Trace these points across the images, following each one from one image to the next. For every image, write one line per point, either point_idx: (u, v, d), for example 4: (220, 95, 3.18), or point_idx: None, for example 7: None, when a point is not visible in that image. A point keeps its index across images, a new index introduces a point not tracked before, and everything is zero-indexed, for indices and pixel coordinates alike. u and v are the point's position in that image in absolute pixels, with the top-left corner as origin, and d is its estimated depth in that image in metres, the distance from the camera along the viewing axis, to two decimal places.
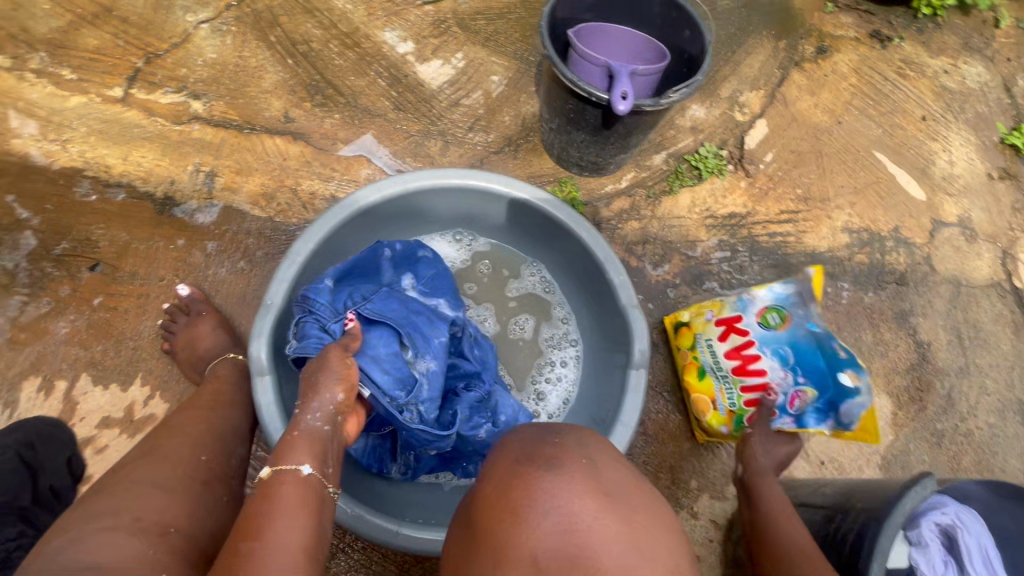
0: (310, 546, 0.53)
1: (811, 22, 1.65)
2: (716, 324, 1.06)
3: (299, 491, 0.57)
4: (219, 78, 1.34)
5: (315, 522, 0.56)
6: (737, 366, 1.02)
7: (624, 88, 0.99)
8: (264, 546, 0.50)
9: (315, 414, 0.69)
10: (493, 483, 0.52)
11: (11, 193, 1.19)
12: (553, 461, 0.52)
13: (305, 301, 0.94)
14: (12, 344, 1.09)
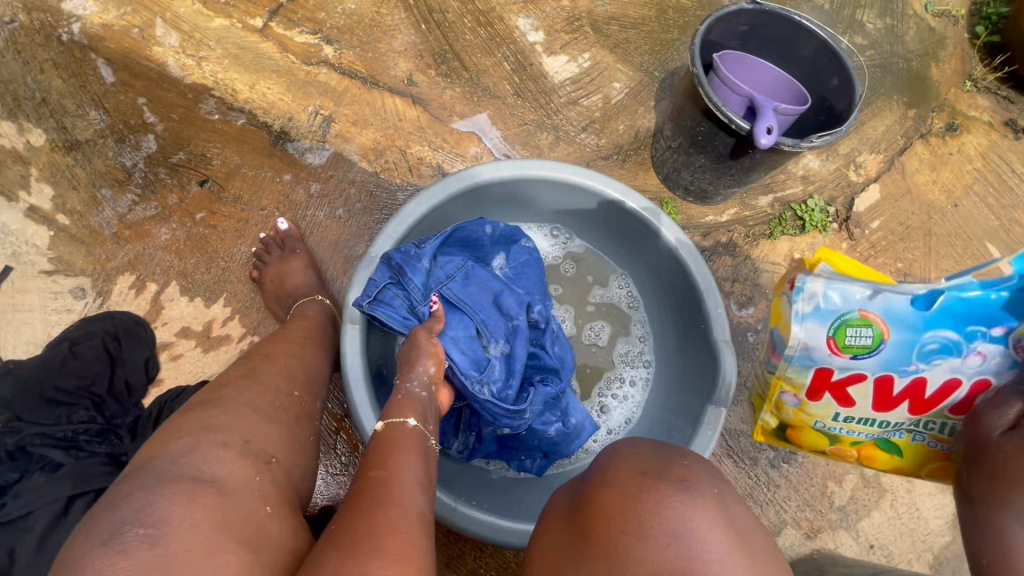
0: (426, 487, 0.55)
1: (946, 97, 1.57)
2: (814, 395, 0.89)
3: (408, 441, 0.58)
4: (354, 29, 1.34)
5: (428, 463, 0.58)
6: (876, 400, 0.86)
7: (770, 122, 0.98)
8: (391, 474, 0.53)
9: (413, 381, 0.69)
10: (617, 491, 0.56)
11: (143, 96, 1.23)
12: (681, 484, 0.56)
13: (399, 270, 0.90)
14: (116, 239, 1.13)
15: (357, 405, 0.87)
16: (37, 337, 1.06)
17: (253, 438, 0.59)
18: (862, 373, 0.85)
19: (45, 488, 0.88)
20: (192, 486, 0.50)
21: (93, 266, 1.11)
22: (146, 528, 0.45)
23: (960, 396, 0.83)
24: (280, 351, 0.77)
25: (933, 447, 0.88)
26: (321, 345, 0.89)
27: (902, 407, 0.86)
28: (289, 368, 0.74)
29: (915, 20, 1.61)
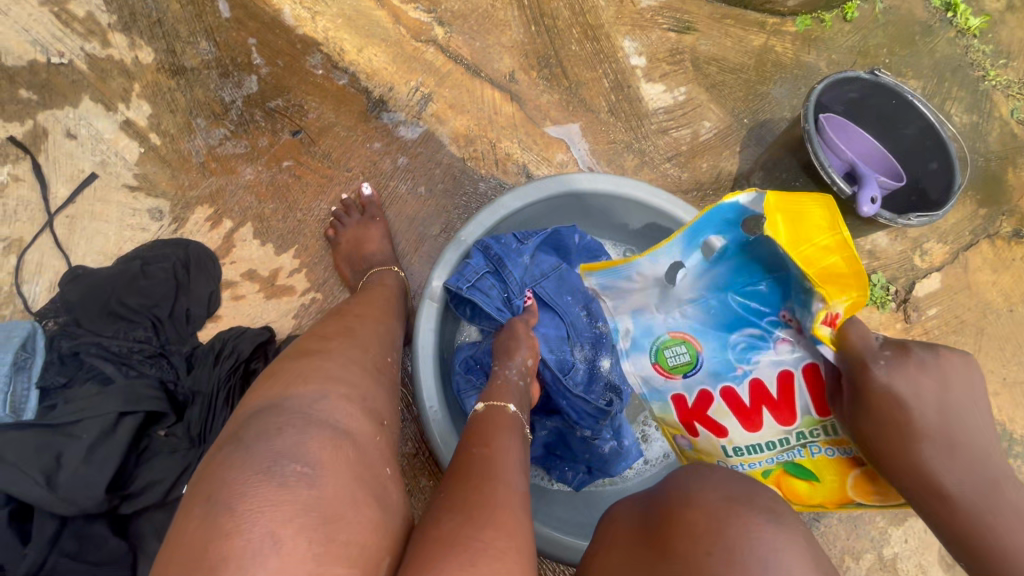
0: (522, 468, 0.59)
1: (1018, 202, 1.59)
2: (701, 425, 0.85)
3: (502, 423, 0.66)
4: (467, 16, 1.35)
5: (524, 448, 0.64)
6: (756, 408, 0.79)
7: (874, 192, 1.00)
8: (497, 454, 0.59)
9: (512, 370, 0.79)
10: (701, 504, 0.56)
11: (253, 37, 1.23)
12: (770, 512, 0.54)
13: (499, 261, 0.94)
14: (202, 169, 1.13)
15: (422, 381, 0.87)
16: (109, 248, 1.08)
17: (366, 398, 0.63)
18: (706, 389, 0.84)
19: (99, 399, 0.88)
20: (326, 435, 0.55)
21: (175, 190, 1.11)
22: (303, 466, 0.51)
23: (805, 396, 0.76)
24: (373, 314, 0.81)
25: (833, 456, 0.73)
26: (401, 317, 0.89)
27: (767, 418, 0.78)
28: (384, 333, 0.78)
29: (1000, 122, 1.63)
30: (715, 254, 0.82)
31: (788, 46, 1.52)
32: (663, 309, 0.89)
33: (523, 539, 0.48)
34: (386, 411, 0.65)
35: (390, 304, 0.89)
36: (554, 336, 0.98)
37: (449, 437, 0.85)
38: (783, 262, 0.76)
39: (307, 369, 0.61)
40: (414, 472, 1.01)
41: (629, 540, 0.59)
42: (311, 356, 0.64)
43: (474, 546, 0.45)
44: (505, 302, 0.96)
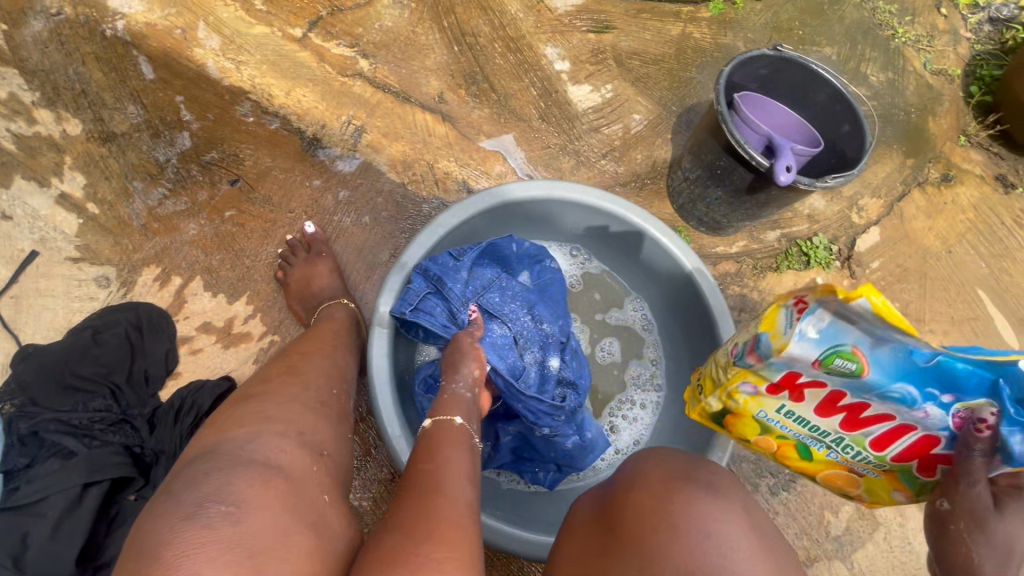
0: (471, 474, 0.63)
1: (941, 149, 1.67)
2: (760, 390, 0.77)
3: (450, 433, 0.69)
4: (390, 45, 1.39)
5: (472, 456, 0.68)
6: (826, 408, 0.74)
7: (789, 161, 1.05)
8: (439, 468, 0.61)
9: (459, 383, 0.80)
10: (640, 488, 0.58)
11: (181, 94, 1.25)
12: (705, 485, 0.57)
13: (438, 281, 0.97)
14: (145, 231, 1.14)
15: (381, 408, 0.88)
16: (58, 322, 1.08)
17: (304, 434, 0.64)
18: (797, 372, 0.72)
19: (61, 475, 0.89)
20: (260, 471, 0.56)
21: (120, 256, 1.12)
22: (235, 503, 0.51)
23: (881, 429, 0.74)
24: (316, 349, 0.82)
25: (837, 459, 0.81)
26: (351, 347, 0.91)
27: (837, 418, 0.75)
28: (327, 366, 0.79)
29: (915, 76, 1.71)
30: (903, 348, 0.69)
31: (705, 31, 1.59)
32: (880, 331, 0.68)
33: (472, 547, 0.50)
34: (327, 443, 0.66)
35: (337, 337, 0.90)
36: (501, 340, 0.99)
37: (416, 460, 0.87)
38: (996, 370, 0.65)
39: (241, 414, 0.63)
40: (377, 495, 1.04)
41: (588, 525, 0.61)
42: (253, 401, 0.66)
43: (420, 559, 0.46)
44: (450, 318, 0.99)
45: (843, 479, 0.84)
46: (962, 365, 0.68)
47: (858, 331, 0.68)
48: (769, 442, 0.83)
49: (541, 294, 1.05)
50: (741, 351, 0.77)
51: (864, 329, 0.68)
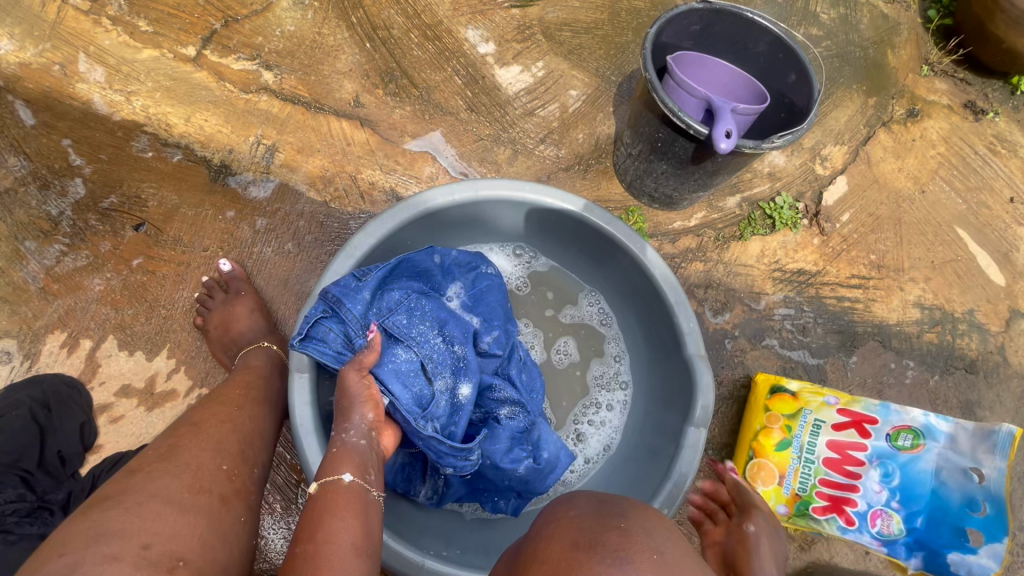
0: (360, 544, 0.59)
1: (904, 83, 1.56)
2: (839, 413, 1.07)
3: (344, 496, 0.63)
4: (295, 51, 1.27)
5: (368, 518, 0.63)
6: (836, 458, 1.06)
7: (729, 125, 0.95)
8: (321, 552, 0.56)
9: (350, 433, 0.73)
10: (548, 561, 0.50)
11: (69, 136, 1.14)
12: (619, 553, 0.49)
13: (336, 304, 0.85)
14: (44, 294, 1.04)
15: (307, 460, 0.80)
16: None
17: (156, 541, 0.58)
18: (865, 447, 1.04)
19: None
20: None
21: (19, 326, 1.02)
22: None
23: (842, 478, 1.04)
24: (211, 419, 0.78)
25: (787, 474, 1.07)
26: (255, 406, 0.85)
27: (831, 455, 1.06)
28: (219, 440, 0.74)
29: (868, 7, 1.61)
30: (960, 493, 0.99)
31: None
32: (933, 454, 1.02)
33: None
34: (189, 545, 0.60)
35: (245, 396, 0.86)
36: (406, 366, 0.86)
37: None
38: (957, 538, 0.98)
39: (76, 530, 0.56)
40: None
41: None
42: (107, 505, 0.59)
43: None
44: (347, 344, 0.86)
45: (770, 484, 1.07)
46: (956, 510, 0.99)
47: (933, 449, 1.02)
48: (774, 424, 1.09)
49: (478, 306, 0.97)
50: (887, 403, 1.06)
51: (931, 450, 1.02)
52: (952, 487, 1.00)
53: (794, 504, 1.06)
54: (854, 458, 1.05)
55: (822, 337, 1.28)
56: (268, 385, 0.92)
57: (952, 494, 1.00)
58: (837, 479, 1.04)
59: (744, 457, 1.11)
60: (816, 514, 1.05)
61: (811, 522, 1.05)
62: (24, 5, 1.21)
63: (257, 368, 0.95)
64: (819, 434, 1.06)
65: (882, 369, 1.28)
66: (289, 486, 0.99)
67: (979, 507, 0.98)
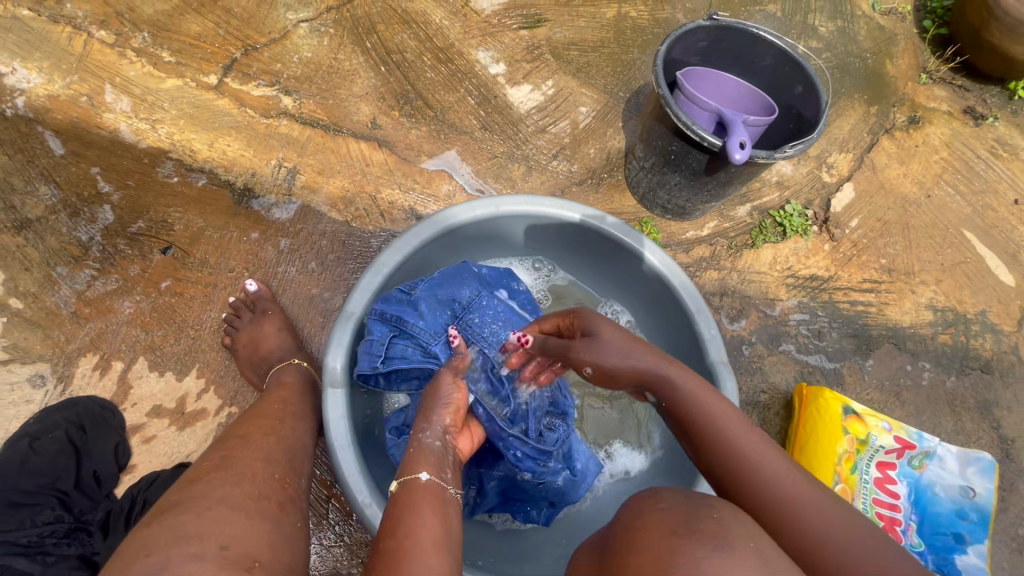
0: (441, 540, 0.57)
1: (904, 91, 1.60)
2: (892, 437, 1.08)
3: (421, 493, 0.63)
4: (312, 77, 1.31)
5: (448, 514, 0.62)
6: (880, 478, 1.07)
7: (742, 137, 0.98)
8: (403, 546, 0.55)
9: (428, 433, 0.75)
10: (647, 549, 0.51)
11: (97, 165, 1.18)
12: (720, 539, 0.49)
13: (399, 321, 0.93)
14: (76, 318, 1.06)
15: (345, 474, 0.82)
16: None
17: (232, 542, 0.60)
18: (892, 468, 1.07)
19: None
20: None
21: (53, 349, 1.04)
22: None
23: (886, 498, 1.05)
24: (257, 432, 0.80)
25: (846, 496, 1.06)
26: (295, 418, 0.88)
27: (877, 477, 1.07)
28: (269, 450, 0.76)
29: (865, 20, 1.66)
30: (957, 506, 1.04)
31: (641, 9, 1.51)
32: (937, 472, 1.06)
33: None
34: (261, 547, 0.61)
35: (283, 411, 0.88)
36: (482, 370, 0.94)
37: None
38: (960, 552, 1.01)
39: (152, 534, 0.58)
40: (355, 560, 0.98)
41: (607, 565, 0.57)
42: (178, 511, 0.61)
43: None
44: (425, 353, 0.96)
45: None
46: (952, 522, 1.03)
47: (936, 467, 1.06)
48: (842, 448, 1.09)
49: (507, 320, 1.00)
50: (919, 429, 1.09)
51: (936, 469, 1.06)
52: (946, 500, 1.04)
53: None
54: (887, 478, 1.07)
55: (837, 342, 1.30)
56: (304, 399, 0.94)
57: (953, 508, 1.04)
58: (884, 497, 1.05)
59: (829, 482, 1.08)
60: None
61: None
62: (52, 40, 1.25)
63: (290, 384, 0.97)
64: (875, 458, 1.08)
65: (898, 372, 1.30)
66: (319, 501, 1.00)
67: (971, 518, 1.02)
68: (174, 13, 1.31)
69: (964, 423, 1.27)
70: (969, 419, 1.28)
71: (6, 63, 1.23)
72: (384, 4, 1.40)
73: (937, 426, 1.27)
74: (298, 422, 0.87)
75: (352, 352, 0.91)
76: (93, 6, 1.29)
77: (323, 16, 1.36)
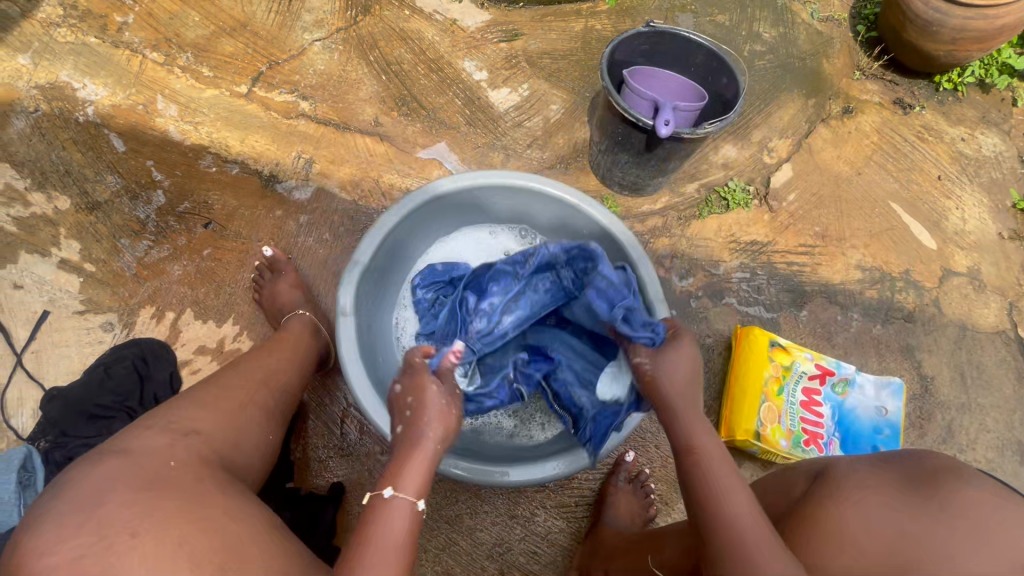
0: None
1: (838, 86, 1.83)
2: (813, 365, 1.29)
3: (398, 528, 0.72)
4: (325, 85, 1.58)
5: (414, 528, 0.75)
6: (806, 400, 1.27)
7: (668, 116, 1.21)
8: None
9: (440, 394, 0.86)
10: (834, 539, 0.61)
11: (151, 159, 1.44)
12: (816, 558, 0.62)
13: None
14: (137, 278, 1.31)
15: (354, 383, 1.05)
16: (74, 367, 1.22)
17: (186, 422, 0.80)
18: (815, 391, 1.28)
19: None
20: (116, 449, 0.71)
21: (119, 302, 1.28)
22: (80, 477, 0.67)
23: (811, 415, 1.25)
24: (248, 359, 1.03)
25: (778, 415, 1.24)
26: (295, 351, 1.11)
27: (805, 398, 1.27)
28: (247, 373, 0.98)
29: (804, 26, 1.90)
30: (869, 422, 1.26)
31: (605, 23, 1.78)
32: (852, 395, 1.29)
33: None
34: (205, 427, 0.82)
35: (279, 347, 1.10)
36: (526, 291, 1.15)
37: (391, 422, 1.04)
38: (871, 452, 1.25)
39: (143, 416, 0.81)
40: (366, 471, 1.19)
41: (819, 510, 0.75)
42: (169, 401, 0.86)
43: None
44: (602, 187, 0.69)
45: (770, 423, 1.23)
46: (864, 434, 1.26)
47: (851, 390, 1.29)
48: (774, 373, 1.27)
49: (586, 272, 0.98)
50: (834, 358, 1.32)
51: (851, 392, 1.29)
52: (862, 417, 1.27)
53: (791, 437, 1.23)
54: (812, 399, 1.27)
55: (774, 296, 1.49)
56: (299, 339, 1.15)
57: (865, 424, 1.27)
58: (809, 415, 1.25)
59: (757, 402, 1.25)
60: (805, 448, 1.23)
61: (803, 454, 1.22)
62: (114, 61, 1.53)
63: (293, 329, 1.18)
64: (800, 382, 1.27)
65: (829, 320, 1.50)
66: (334, 421, 1.22)
67: (881, 429, 1.26)
68: (212, 36, 1.59)
69: (887, 363, 1.47)
70: (893, 360, 1.48)
71: (78, 80, 1.50)
72: (385, 25, 1.67)
73: (863, 366, 1.47)
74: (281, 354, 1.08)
75: (360, 290, 1.13)
76: (146, 33, 1.58)
77: (334, 36, 1.63)
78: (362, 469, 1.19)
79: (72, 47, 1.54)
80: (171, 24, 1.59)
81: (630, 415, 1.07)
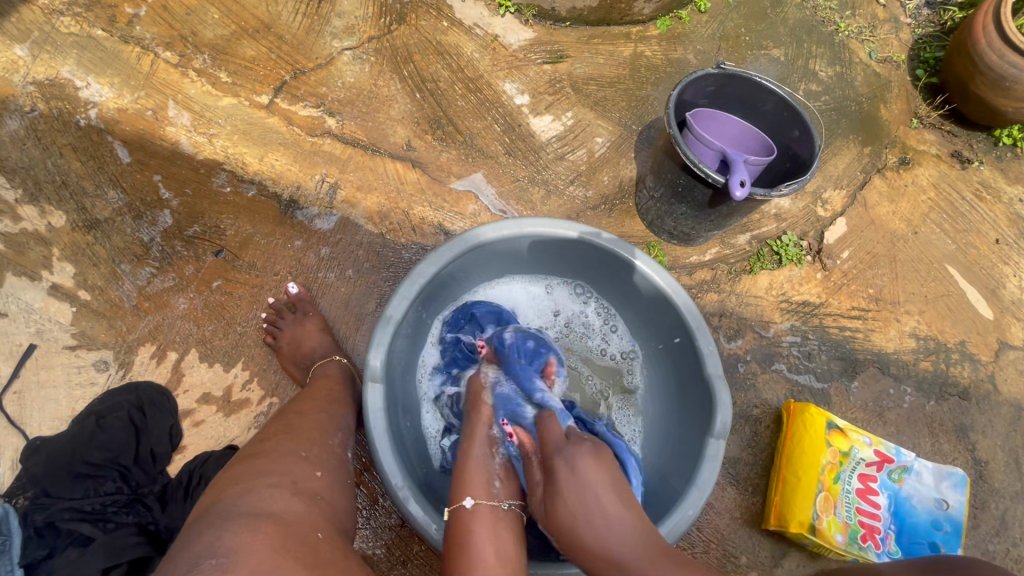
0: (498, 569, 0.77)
1: (896, 134, 1.73)
2: (872, 451, 1.20)
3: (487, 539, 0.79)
4: (354, 101, 1.44)
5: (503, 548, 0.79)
6: (862, 488, 1.17)
7: (741, 176, 1.11)
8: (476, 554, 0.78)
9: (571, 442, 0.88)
10: None
11: (158, 173, 1.30)
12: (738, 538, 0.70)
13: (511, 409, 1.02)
14: (137, 311, 1.18)
15: (381, 459, 0.93)
16: (61, 412, 1.10)
17: (300, 479, 0.75)
18: (871, 479, 1.18)
19: (83, 561, 0.94)
20: (259, 513, 0.65)
21: (115, 338, 1.15)
22: (218, 557, 0.59)
23: (866, 506, 1.16)
24: (310, 407, 0.95)
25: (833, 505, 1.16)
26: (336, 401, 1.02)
27: (860, 486, 1.17)
28: (320, 421, 0.92)
29: (862, 66, 1.79)
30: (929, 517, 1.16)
31: (656, 48, 1.65)
32: (910, 485, 1.19)
33: None
34: (320, 484, 0.78)
35: (330, 395, 1.02)
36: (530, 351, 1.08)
37: (422, 505, 0.92)
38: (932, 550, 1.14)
39: (239, 473, 0.74)
40: (382, 547, 1.07)
41: None
42: (253, 457, 0.78)
43: None
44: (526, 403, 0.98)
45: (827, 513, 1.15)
46: (924, 530, 1.15)
47: (911, 480, 1.19)
48: (829, 459, 1.19)
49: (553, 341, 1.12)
50: (896, 445, 1.22)
51: (910, 482, 1.19)
52: (921, 510, 1.17)
53: (848, 530, 1.14)
54: (867, 488, 1.18)
55: (826, 363, 1.40)
56: (332, 387, 1.05)
57: (925, 519, 1.16)
58: (866, 505, 1.16)
59: (812, 492, 1.16)
60: (861, 543, 1.14)
61: (858, 550, 1.13)
62: (123, 58, 1.39)
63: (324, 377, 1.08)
64: (856, 469, 1.18)
65: (881, 394, 1.40)
66: None
67: (942, 525, 1.15)
68: (232, 37, 1.45)
69: (940, 445, 1.38)
70: (946, 441, 1.39)
71: (81, 77, 1.35)
72: (421, 36, 1.53)
73: (916, 446, 1.38)
74: (333, 399, 1.01)
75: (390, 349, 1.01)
76: (159, 29, 1.43)
77: (366, 45, 1.49)
78: (376, 543, 1.07)
79: (76, 39, 1.39)
80: (187, 20, 1.44)
81: (685, 512, 0.95)
